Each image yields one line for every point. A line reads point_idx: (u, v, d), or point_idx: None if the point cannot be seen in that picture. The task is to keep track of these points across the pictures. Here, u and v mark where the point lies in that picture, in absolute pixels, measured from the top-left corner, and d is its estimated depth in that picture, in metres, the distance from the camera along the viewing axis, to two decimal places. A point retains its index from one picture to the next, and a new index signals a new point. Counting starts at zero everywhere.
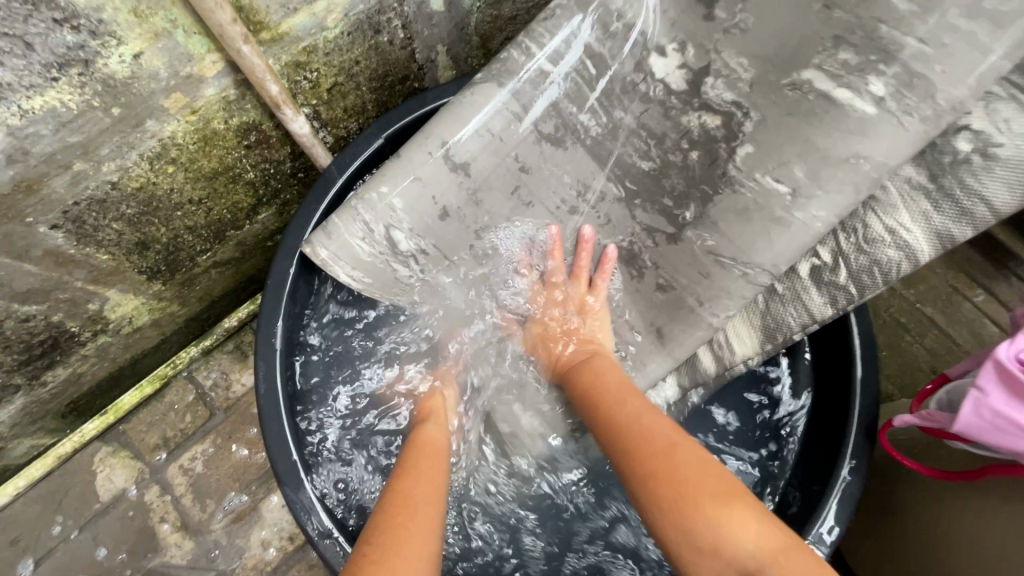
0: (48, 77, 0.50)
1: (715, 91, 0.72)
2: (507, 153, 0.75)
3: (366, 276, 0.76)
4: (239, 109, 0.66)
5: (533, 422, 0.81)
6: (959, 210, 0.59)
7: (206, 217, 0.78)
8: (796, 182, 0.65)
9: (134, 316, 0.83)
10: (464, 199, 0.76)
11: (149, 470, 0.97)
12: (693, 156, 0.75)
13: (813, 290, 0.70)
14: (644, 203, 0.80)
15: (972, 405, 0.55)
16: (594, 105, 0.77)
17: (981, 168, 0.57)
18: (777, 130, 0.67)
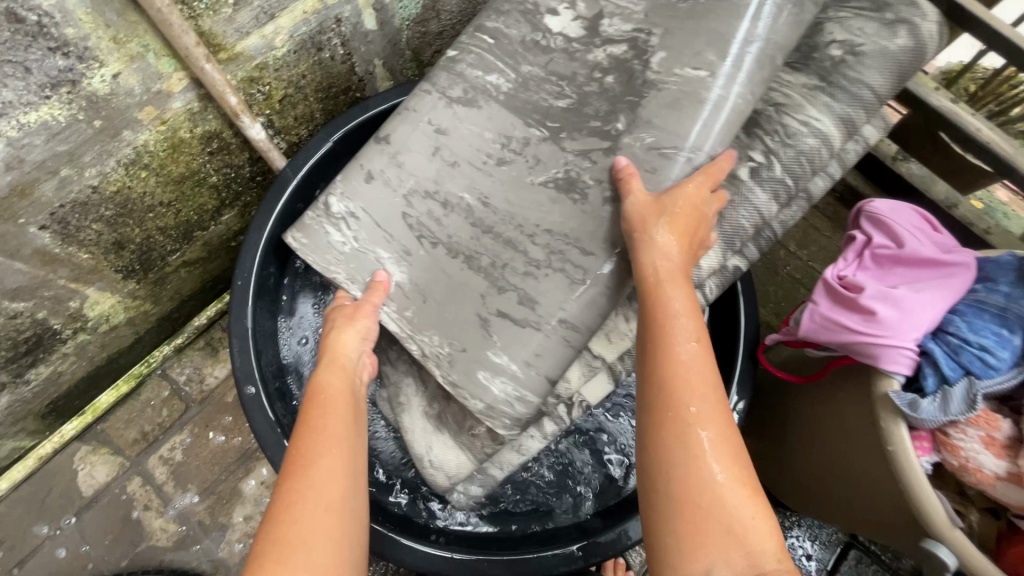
0: (42, 96, 0.60)
1: (613, 27, 0.77)
2: (421, 121, 0.79)
3: (303, 237, 0.78)
4: (202, 119, 0.77)
5: (502, 392, 0.72)
6: (849, 95, 0.75)
7: (175, 218, 0.88)
8: (711, 64, 0.70)
9: (111, 314, 0.91)
10: (383, 162, 0.79)
11: (130, 463, 1.04)
12: (609, 80, 0.76)
13: (756, 188, 0.79)
14: (570, 134, 0.76)
15: (809, 312, 0.71)
16: (499, 64, 0.80)
17: (855, 61, 0.75)
18: (681, 33, 0.73)
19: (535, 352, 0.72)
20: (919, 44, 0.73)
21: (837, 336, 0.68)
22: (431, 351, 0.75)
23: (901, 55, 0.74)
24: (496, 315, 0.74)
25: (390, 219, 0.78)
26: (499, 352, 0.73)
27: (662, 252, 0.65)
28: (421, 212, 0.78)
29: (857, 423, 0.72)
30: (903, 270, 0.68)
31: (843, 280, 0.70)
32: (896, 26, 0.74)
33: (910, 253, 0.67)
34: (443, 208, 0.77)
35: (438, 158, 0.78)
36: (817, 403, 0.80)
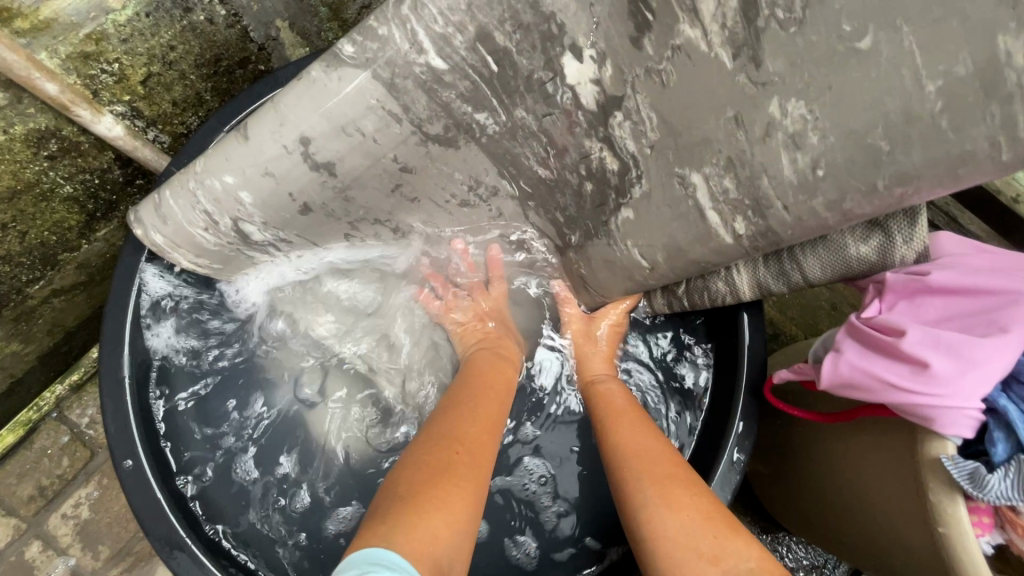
0: None
1: (621, 135, 0.55)
2: (384, 156, 0.57)
3: (210, 259, 0.67)
4: (18, 115, 0.56)
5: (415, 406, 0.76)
6: (776, 271, 0.60)
7: (21, 242, 0.68)
8: (656, 263, 0.61)
9: None
10: (328, 195, 0.60)
11: (27, 524, 0.88)
12: (587, 188, 0.61)
13: (658, 294, 0.75)
14: (539, 207, 0.67)
15: (841, 359, 0.55)
16: (492, 102, 0.55)
17: (807, 248, 0.57)
18: (655, 214, 0.57)
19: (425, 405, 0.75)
20: (882, 262, 0.54)
21: (877, 395, 0.52)
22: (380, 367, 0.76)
23: (852, 264, 0.55)
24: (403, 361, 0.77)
25: (328, 236, 0.68)
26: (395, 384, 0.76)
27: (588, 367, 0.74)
28: (366, 234, 0.69)
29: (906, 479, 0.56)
30: (970, 303, 0.51)
31: (873, 322, 0.54)
32: (876, 228, 0.53)
33: (981, 282, 0.50)
34: (393, 234, 0.70)
35: (397, 195, 0.63)
36: (854, 446, 0.64)
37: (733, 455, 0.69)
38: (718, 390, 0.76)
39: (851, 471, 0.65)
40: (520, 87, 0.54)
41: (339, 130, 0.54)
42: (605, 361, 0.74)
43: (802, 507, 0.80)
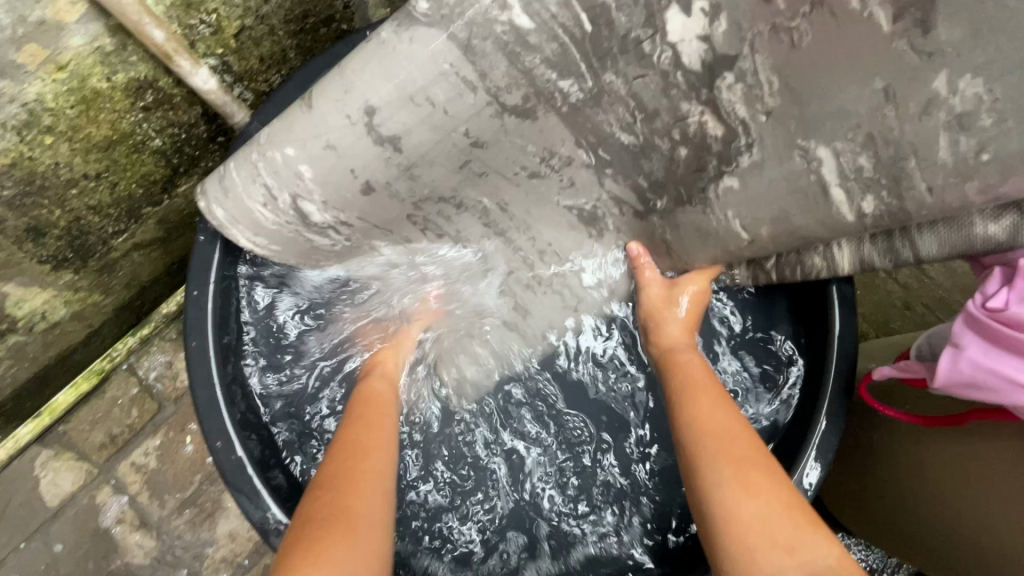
0: None
1: (729, 97, 0.52)
2: (455, 127, 0.55)
3: (271, 242, 0.63)
4: (122, 62, 0.56)
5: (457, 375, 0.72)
6: (887, 248, 0.55)
7: (112, 193, 0.68)
8: (758, 237, 0.56)
9: (48, 310, 0.75)
10: (392, 173, 0.57)
11: (98, 469, 0.91)
12: (682, 153, 0.58)
13: (743, 270, 0.69)
14: (618, 174, 0.62)
15: (959, 359, 0.51)
16: (580, 67, 0.53)
17: (928, 222, 0.51)
18: (761, 186, 0.53)
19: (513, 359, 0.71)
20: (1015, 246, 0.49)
21: (1006, 397, 0.49)
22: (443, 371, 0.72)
23: (976, 245, 0.49)
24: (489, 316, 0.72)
25: (394, 224, 0.65)
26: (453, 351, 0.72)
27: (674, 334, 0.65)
28: (431, 213, 0.65)
29: None
30: None
31: (1000, 316, 0.49)
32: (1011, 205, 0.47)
33: None
34: (459, 208, 0.65)
35: (463, 169, 0.60)
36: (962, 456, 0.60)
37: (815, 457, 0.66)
38: (800, 385, 0.73)
39: (959, 484, 0.61)
40: (614, 49, 0.52)
41: (405, 100, 0.52)
42: (684, 337, 0.65)
43: (879, 513, 0.77)
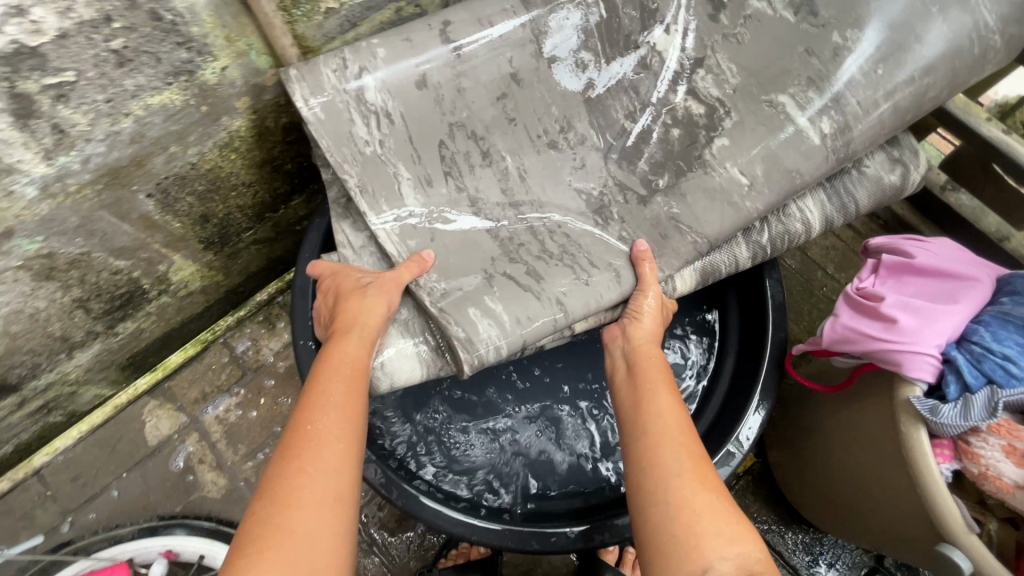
0: (167, 82, 0.69)
1: (704, 83, 0.80)
2: (502, 55, 0.79)
3: (323, 109, 0.74)
4: (287, 111, 0.87)
5: (487, 335, 0.72)
6: (838, 201, 0.83)
7: (252, 199, 0.98)
8: (755, 176, 0.77)
9: (189, 281, 1.02)
10: (446, 76, 0.77)
11: (190, 419, 1.15)
12: (676, 133, 0.80)
13: (741, 243, 0.84)
14: (620, 159, 0.82)
15: (837, 323, 0.74)
16: (598, 45, 0.81)
17: (854, 177, 0.84)
18: (751, 133, 0.77)
19: (534, 317, 0.74)
20: (903, 182, 0.84)
21: (861, 345, 0.71)
22: (427, 283, 0.76)
23: (885, 186, 0.84)
24: (503, 275, 0.77)
25: (426, 138, 0.79)
26: (478, 317, 0.73)
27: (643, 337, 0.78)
28: (459, 150, 0.80)
29: (886, 426, 0.72)
30: (948, 283, 0.69)
31: (862, 292, 0.74)
32: (895, 162, 0.85)
33: (958, 269, 0.69)
34: (483, 158, 0.81)
35: (500, 105, 0.80)
36: (848, 411, 0.81)
37: (749, 422, 0.86)
38: (741, 372, 0.95)
39: (851, 438, 0.81)
40: (620, 41, 0.82)
41: (482, 32, 0.78)
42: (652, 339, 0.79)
43: (827, 494, 0.93)
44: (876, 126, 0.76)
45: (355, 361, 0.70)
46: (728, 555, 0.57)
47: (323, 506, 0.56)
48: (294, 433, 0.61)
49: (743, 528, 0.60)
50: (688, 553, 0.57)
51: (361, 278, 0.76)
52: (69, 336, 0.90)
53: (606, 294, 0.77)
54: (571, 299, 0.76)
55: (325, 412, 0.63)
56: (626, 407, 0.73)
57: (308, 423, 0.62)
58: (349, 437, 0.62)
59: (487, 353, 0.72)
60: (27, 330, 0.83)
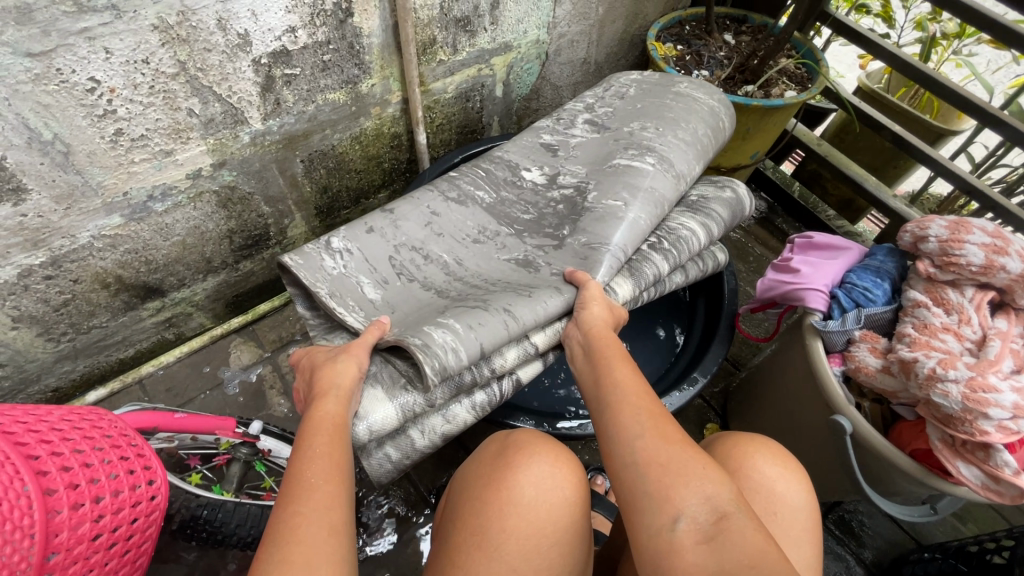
0: (342, 86, 1.10)
1: (569, 177, 1.14)
2: (424, 205, 1.08)
3: (297, 256, 0.94)
4: (396, 124, 1.28)
5: (443, 340, 0.79)
6: (701, 215, 1.09)
7: (357, 184, 1.35)
8: (626, 197, 1.02)
9: (298, 240, 1.37)
10: (381, 218, 1.04)
11: (267, 355, 1.41)
12: (563, 207, 1.10)
13: (652, 256, 1.03)
14: (530, 234, 1.07)
15: (764, 280, 1.08)
16: (492, 186, 1.15)
17: (701, 201, 1.13)
18: (608, 180, 1.07)
19: (483, 322, 0.83)
20: (738, 198, 1.15)
21: (780, 289, 1.03)
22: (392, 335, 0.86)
23: (735, 210, 1.14)
24: (454, 308, 0.88)
25: (379, 260, 0.99)
26: (420, 336, 0.80)
27: (592, 325, 0.87)
28: (405, 258, 1.01)
29: (795, 346, 1.05)
30: (835, 253, 1.04)
31: (784, 260, 1.08)
32: (722, 186, 1.17)
33: (843, 242, 1.05)
34: (425, 259, 1.02)
35: (428, 228, 1.06)
36: (778, 353, 1.14)
37: (708, 358, 1.18)
38: (704, 336, 1.28)
39: (779, 374, 1.13)
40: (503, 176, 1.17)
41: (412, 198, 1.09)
42: (603, 324, 0.87)
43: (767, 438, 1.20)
44: (684, 155, 1.09)
45: (335, 416, 0.74)
46: (698, 498, 0.58)
47: (319, 537, 0.56)
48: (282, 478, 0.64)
49: (708, 472, 0.60)
50: (660, 506, 0.58)
51: (330, 352, 0.86)
52: (211, 259, 1.23)
53: (550, 302, 0.90)
54: (517, 307, 0.87)
55: (308, 454, 0.66)
56: (589, 386, 0.78)
57: (294, 463, 0.65)
58: (338, 476, 0.64)
59: (445, 355, 0.78)
60: (194, 244, 1.16)
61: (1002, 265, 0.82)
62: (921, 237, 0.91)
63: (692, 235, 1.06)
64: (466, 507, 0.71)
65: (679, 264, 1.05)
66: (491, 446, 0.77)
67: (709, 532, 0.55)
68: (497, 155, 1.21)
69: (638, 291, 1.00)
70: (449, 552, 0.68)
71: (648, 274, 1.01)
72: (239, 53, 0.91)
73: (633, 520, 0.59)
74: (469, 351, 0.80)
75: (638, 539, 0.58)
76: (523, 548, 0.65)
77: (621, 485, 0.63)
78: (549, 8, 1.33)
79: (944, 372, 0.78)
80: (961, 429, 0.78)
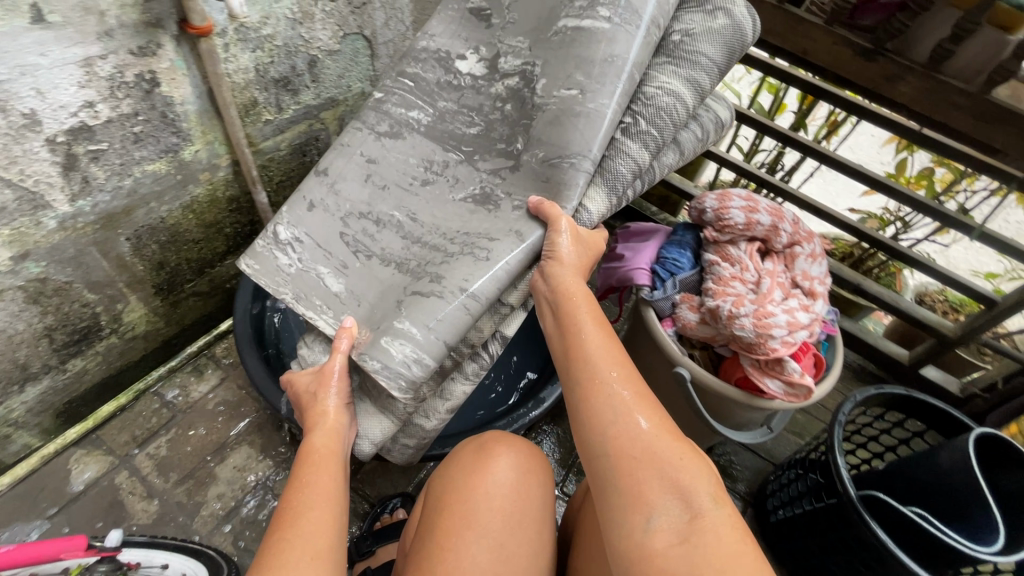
0: (159, 156, 1.07)
1: (508, 63, 1.02)
2: (355, 153, 1.10)
3: (255, 264, 1.02)
4: (232, 185, 1.26)
5: (402, 354, 0.85)
6: (687, 65, 0.91)
7: (198, 254, 1.30)
8: (579, 84, 0.89)
9: (137, 324, 1.26)
10: (324, 192, 1.07)
11: (120, 460, 1.24)
12: (508, 108, 1.01)
13: (628, 141, 0.93)
14: (479, 156, 1.02)
15: (601, 271, 1.24)
16: (419, 103, 1.10)
17: (689, 39, 0.92)
18: (556, 61, 0.94)
19: (439, 316, 0.85)
20: (740, 20, 0.90)
21: (614, 275, 1.20)
22: (359, 347, 0.91)
23: (736, 40, 0.91)
24: (411, 296, 0.91)
25: (328, 240, 1.03)
26: (379, 359, 0.86)
27: (563, 284, 0.84)
28: (356, 231, 1.03)
29: (639, 320, 1.21)
30: (648, 236, 1.24)
31: (613, 250, 1.25)
32: (715, 9, 0.91)
33: (652, 227, 1.26)
34: (377, 225, 1.03)
35: (369, 183, 1.07)
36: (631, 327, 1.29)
37: None
38: None
39: (634, 346, 1.27)
40: (435, 90, 1.09)
41: (343, 152, 1.10)
42: (575, 281, 0.85)
43: None
44: None
45: (324, 450, 0.86)
46: (670, 498, 0.61)
47: (302, 559, 0.66)
48: (281, 516, 0.73)
49: (683, 465, 0.64)
50: (633, 505, 0.62)
51: (309, 381, 0.95)
52: (27, 365, 1.08)
53: (510, 260, 0.88)
54: (473, 281, 0.86)
55: (306, 492, 0.76)
56: (561, 355, 0.79)
57: (293, 501, 0.75)
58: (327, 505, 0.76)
59: (410, 368, 0.85)
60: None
61: (757, 220, 1.06)
62: (701, 211, 1.13)
63: (675, 102, 0.91)
64: (455, 496, 0.87)
65: (666, 139, 0.94)
66: (467, 450, 0.95)
67: (679, 530, 0.59)
68: (423, 46, 1.11)
69: (615, 195, 0.95)
70: (444, 532, 0.83)
71: (626, 170, 0.93)
72: (27, 133, 0.85)
73: (604, 520, 0.64)
74: (439, 346, 0.85)
75: (609, 537, 0.63)
76: (507, 522, 0.83)
77: (594, 479, 0.67)
78: (367, 62, 1.42)
79: (738, 311, 0.97)
80: (760, 351, 0.97)
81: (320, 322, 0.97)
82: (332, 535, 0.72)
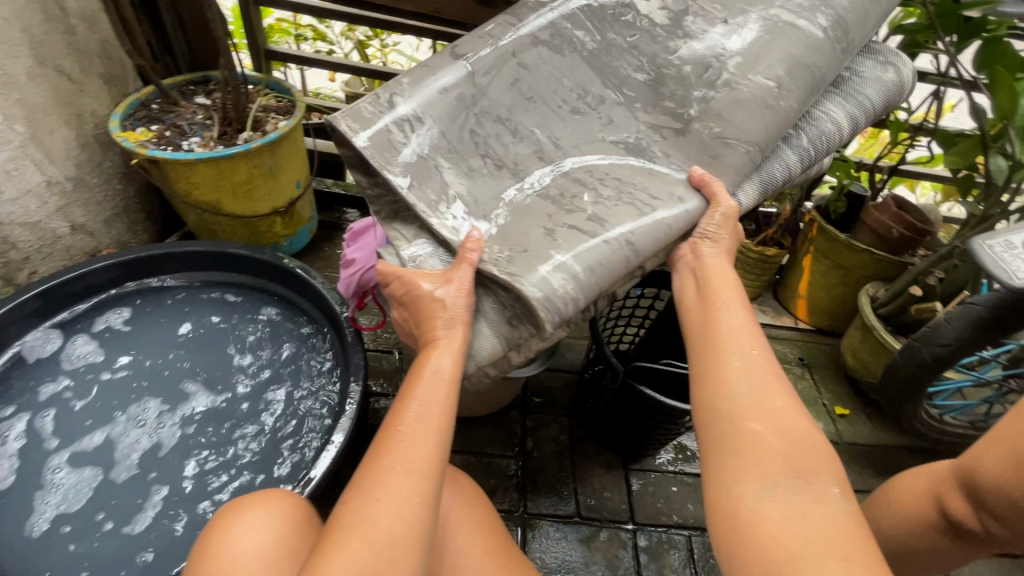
0: None
1: (696, 25, 0.96)
2: (509, 53, 0.89)
3: (366, 133, 0.79)
4: None
5: (559, 284, 0.70)
6: (855, 104, 1.01)
7: None
8: (778, 78, 0.90)
9: None
10: (461, 82, 0.86)
11: None
12: (686, 70, 0.93)
13: (787, 150, 0.98)
14: (643, 107, 0.93)
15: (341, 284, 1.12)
16: (587, 24, 0.95)
17: (855, 80, 1.03)
18: (755, 46, 0.92)
19: (603, 260, 0.74)
20: (900, 81, 1.06)
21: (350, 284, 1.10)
22: (490, 257, 0.75)
23: (891, 87, 1.05)
24: (564, 228, 0.77)
25: (462, 141, 0.84)
26: (537, 286, 0.69)
27: (714, 261, 0.84)
28: (489, 134, 0.86)
29: None
30: None
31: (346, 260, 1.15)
32: (886, 65, 1.06)
33: None
34: (513, 135, 0.87)
35: (514, 89, 0.89)
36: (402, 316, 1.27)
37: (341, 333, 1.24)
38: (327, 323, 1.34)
39: None
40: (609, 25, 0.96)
41: (476, 38, 0.90)
42: (729, 269, 0.84)
43: None
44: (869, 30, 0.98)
45: (441, 370, 0.71)
46: (800, 492, 0.60)
47: (407, 497, 0.62)
48: (389, 423, 0.69)
49: (823, 463, 0.62)
50: (750, 474, 0.62)
51: (412, 275, 0.78)
52: None
53: (669, 222, 0.81)
54: (639, 239, 0.77)
55: (414, 415, 0.68)
56: (693, 325, 0.79)
57: (399, 415, 0.69)
58: (437, 437, 0.68)
59: (565, 306, 0.70)
60: None
61: None
62: None
63: (832, 129, 1.00)
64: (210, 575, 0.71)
65: (807, 159, 1.00)
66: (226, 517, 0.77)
67: (798, 509, 0.58)
68: None
69: (755, 192, 0.96)
70: None
71: (785, 176, 0.98)
72: None
73: (711, 486, 0.64)
74: (596, 282, 0.73)
75: (713, 503, 0.63)
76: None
77: (707, 436, 0.68)
78: None
79: None
80: None
81: (448, 221, 0.79)
82: (427, 481, 0.65)
